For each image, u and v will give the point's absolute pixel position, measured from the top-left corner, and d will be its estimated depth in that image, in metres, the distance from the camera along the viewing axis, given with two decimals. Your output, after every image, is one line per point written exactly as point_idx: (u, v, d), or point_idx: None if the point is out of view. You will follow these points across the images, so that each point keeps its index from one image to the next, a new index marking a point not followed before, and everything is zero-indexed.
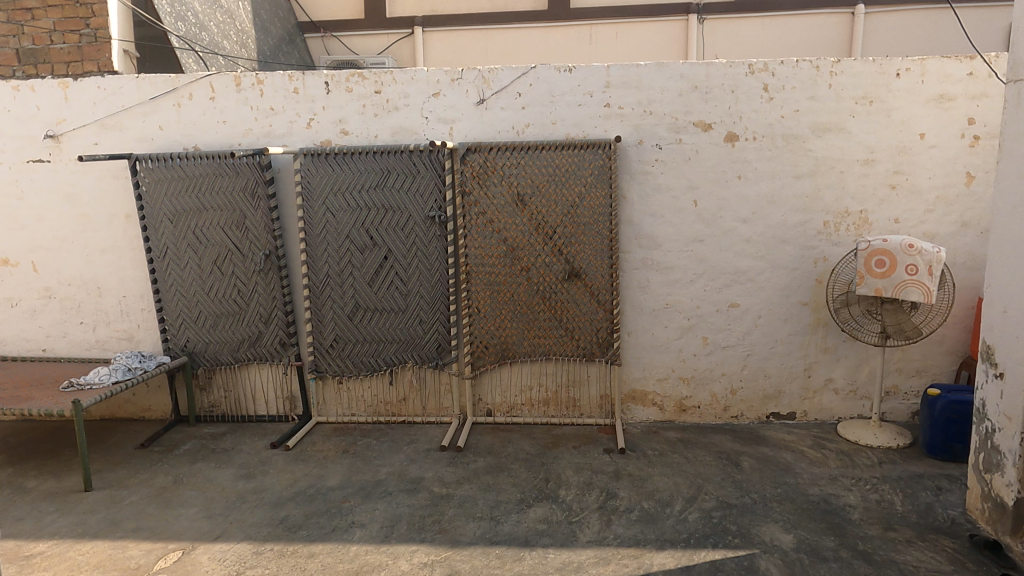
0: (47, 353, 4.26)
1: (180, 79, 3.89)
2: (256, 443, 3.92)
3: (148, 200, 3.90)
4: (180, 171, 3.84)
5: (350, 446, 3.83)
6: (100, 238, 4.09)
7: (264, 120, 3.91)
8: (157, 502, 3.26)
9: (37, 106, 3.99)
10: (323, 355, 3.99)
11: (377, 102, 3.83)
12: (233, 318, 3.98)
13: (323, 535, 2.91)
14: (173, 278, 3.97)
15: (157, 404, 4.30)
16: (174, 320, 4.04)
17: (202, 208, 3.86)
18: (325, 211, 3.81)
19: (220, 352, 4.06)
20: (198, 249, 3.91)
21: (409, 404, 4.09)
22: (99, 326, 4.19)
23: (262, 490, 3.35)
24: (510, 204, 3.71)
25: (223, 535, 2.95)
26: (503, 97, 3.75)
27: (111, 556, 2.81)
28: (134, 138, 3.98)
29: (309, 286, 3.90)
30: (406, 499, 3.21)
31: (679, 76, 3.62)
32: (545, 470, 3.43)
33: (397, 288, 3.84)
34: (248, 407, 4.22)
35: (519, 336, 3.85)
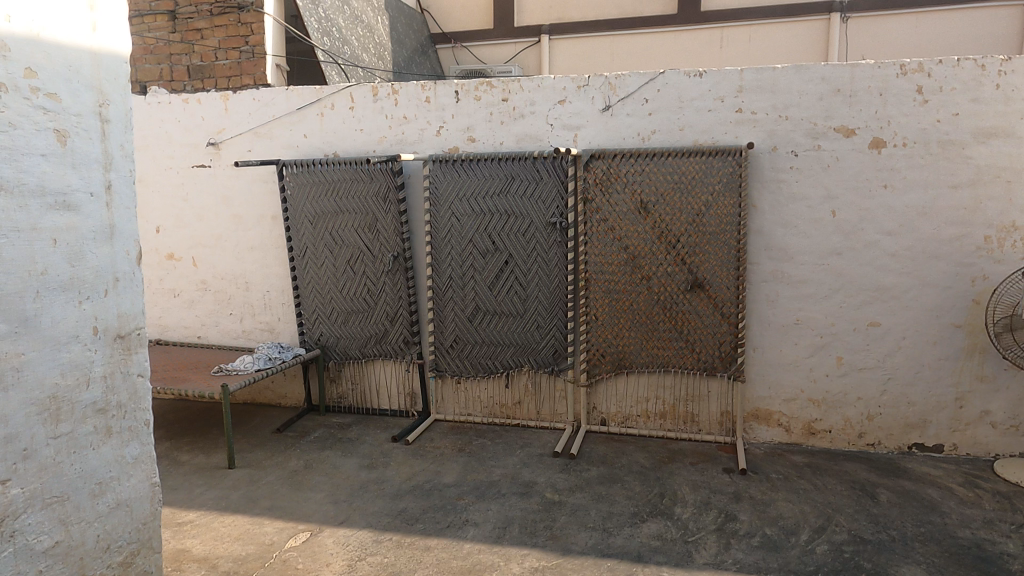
0: (201, 340, 4.69)
1: (324, 90, 4.17)
2: (378, 435, 4.11)
3: (292, 203, 4.21)
4: (321, 176, 4.11)
5: (466, 445, 3.92)
6: (250, 237, 4.46)
7: (398, 128, 4.11)
8: (289, 484, 3.50)
9: (202, 116, 4.42)
10: (444, 355, 4.12)
11: (503, 110, 3.92)
12: (362, 315, 4.20)
13: (438, 530, 3.00)
14: (311, 276, 4.25)
15: (292, 392, 4.62)
16: (310, 315, 4.32)
17: (339, 210, 4.11)
18: (451, 215, 3.94)
19: (349, 347, 4.30)
20: (333, 249, 4.16)
21: (523, 408, 4.12)
22: (245, 317, 4.56)
23: (383, 481, 3.50)
24: (632, 212, 3.65)
25: (347, 521, 3.12)
26: (630, 103, 3.71)
27: (249, 531, 3.05)
28: (282, 146, 4.30)
29: (433, 287, 4.06)
30: (520, 502, 3.24)
31: (819, 79, 3.42)
32: (660, 485, 3.34)
33: (516, 292, 3.89)
34: (372, 400, 4.43)
35: (637, 346, 3.78)
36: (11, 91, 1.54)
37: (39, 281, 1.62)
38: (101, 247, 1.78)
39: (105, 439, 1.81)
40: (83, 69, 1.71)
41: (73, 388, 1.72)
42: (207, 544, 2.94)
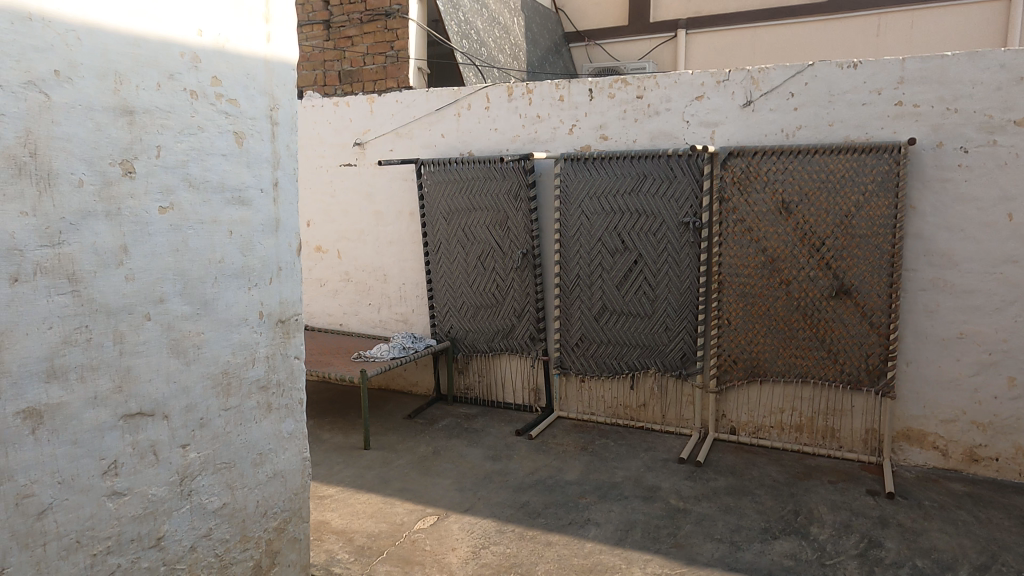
0: (342, 328, 5.02)
1: (462, 91, 4.31)
2: (503, 428, 4.20)
3: (428, 200, 4.39)
4: (456, 174, 4.26)
5: (589, 444, 3.91)
6: (389, 232, 4.71)
7: (531, 127, 4.16)
8: (418, 469, 3.67)
9: (350, 118, 4.71)
10: (569, 352, 4.13)
11: (638, 107, 3.86)
12: (490, 310, 4.31)
13: (560, 527, 3.02)
14: (443, 270, 4.42)
15: (422, 381, 4.82)
16: (442, 307, 4.49)
17: (471, 208, 4.24)
18: (581, 214, 3.94)
19: (477, 340, 4.42)
20: (465, 245, 4.30)
21: (648, 411, 4.05)
22: (382, 307, 4.83)
23: (506, 473, 3.58)
24: (772, 212, 3.47)
25: (472, 508, 3.22)
26: (774, 98, 3.52)
27: (382, 509, 3.23)
28: (421, 145, 4.50)
29: (560, 285, 4.08)
30: (643, 506, 3.18)
31: (997, 67, 3.07)
32: (794, 502, 3.16)
33: (645, 292, 3.82)
34: (497, 393, 4.53)
35: (772, 353, 3.59)
36: (200, 98, 1.73)
37: (218, 269, 1.81)
38: (268, 239, 1.95)
39: (266, 413, 1.99)
40: (258, 76, 1.88)
41: (241, 365, 1.90)
42: (345, 518, 3.15)
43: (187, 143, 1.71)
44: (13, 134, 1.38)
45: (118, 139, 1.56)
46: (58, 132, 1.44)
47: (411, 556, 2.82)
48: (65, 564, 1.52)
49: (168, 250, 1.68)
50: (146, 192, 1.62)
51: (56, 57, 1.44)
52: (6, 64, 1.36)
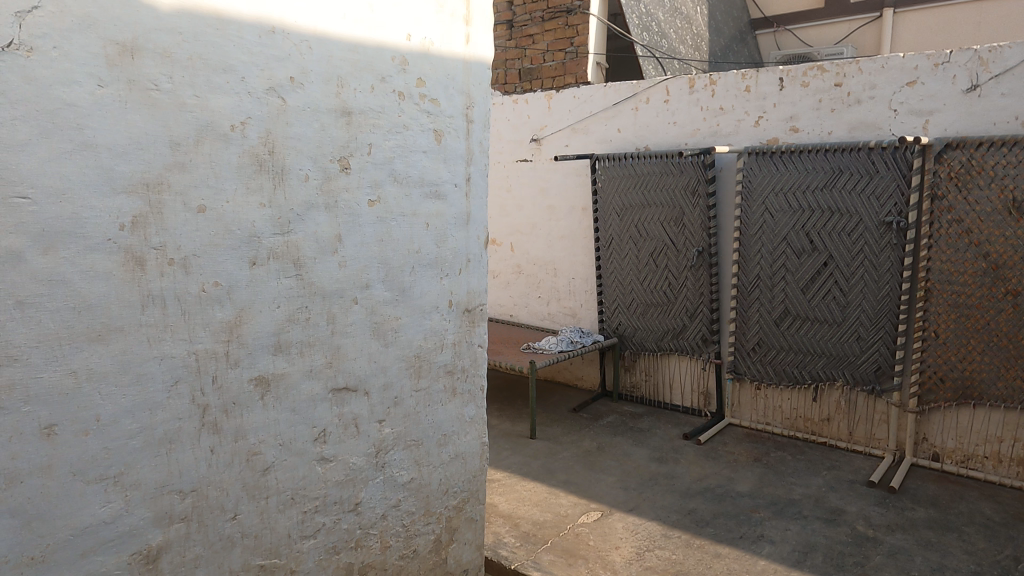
0: (512, 318, 5.17)
1: (641, 84, 4.23)
2: (670, 430, 4.09)
3: (602, 195, 4.37)
4: (632, 169, 4.20)
5: (763, 455, 3.69)
6: (561, 226, 4.76)
7: (713, 119, 3.98)
8: (583, 463, 3.68)
9: (528, 115, 4.81)
10: (744, 357, 3.92)
11: (835, 95, 3.54)
12: (661, 309, 4.21)
13: (730, 539, 2.87)
14: (614, 265, 4.38)
15: (588, 375, 4.83)
16: (611, 303, 4.45)
17: (646, 203, 4.15)
18: (764, 211, 3.70)
19: (646, 338, 4.34)
20: (638, 241, 4.22)
21: (833, 426, 3.72)
22: (552, 301, 4.90)
23: (673, 477, 3.48)
24: (999, 212, 3.03)
25: (637, 509, 3.17)
26: (1007, 80, 3.06)
27: (546, 499, 3.28)
28: (596, 140, 4.49)
29: (738, 286, 3.87)
30: (825, 528, 2.94)
31: None
32: (1013, 547, 2.75)
33: (835, 298, 3.51)
34: (665, 394, 4.42)
35: (991, 373, 3.14)
36: (406, 98, 1.85)
37: (415, 259, 1.93)
38: (459, 232, 2.04)
39: (451, 397, 2.10)
40: (457, 76, 1.97)
41: (431, 350, 2.02)
42: (512, 503, 3.24)
43: (394, 141, 1.84)
44: (256, 134, 1.56)
45: (337, 138, 1.71)
46: (291, 133, 1.62)
47: (575, 549, 2.84)
48: (282, 517, 1.71)
49: (375, 240, 1.82)
50: (359, 186, 1.77)
51: (292, 65, 1.61)
52: (253, 72, 1.54)
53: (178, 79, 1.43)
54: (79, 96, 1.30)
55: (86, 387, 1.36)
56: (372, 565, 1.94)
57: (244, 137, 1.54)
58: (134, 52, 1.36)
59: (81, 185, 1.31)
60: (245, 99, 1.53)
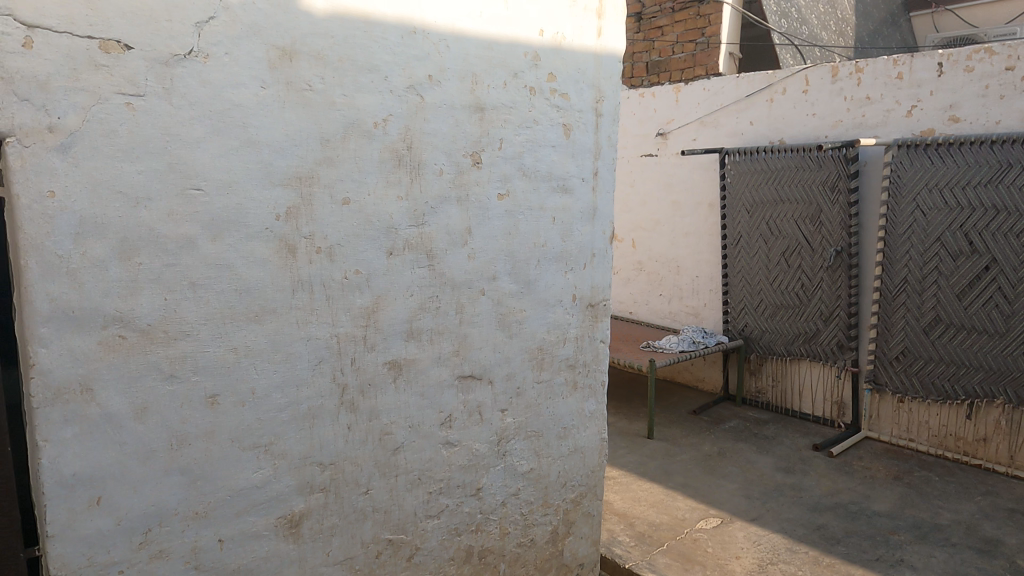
0: (632, 316, 5.10)
1: (778, 74, 4.02)
2: (798, 439, 3.87)
3: (731, 190, 4.20)
4: (764, 164, 4.00)
5: (905, 474, 3.40)
6: (685, 223, 4.63)
7: (858, 110, 3.71)
8: (702, 467, 3.57)
9: (655, 108, 4.71)
10: (885, 367, 3.63)
11: (1005, 80, 3.18)
12: (792, 311, 3.98)
13: (864, 561, 2.68)
14: (741, 264, 4.20)
15: (710, 377, 4.67)
16: (737, 304, 4.28)
17: (779, 200, 3.94)
18: (914, 209, 3.40)
19: (774, 342, 4.13)
20: (769, 240, 4.02)
21: (989, 448, 3.36)
22: (673, 299, 4.78)
23: (800, 489, 3.29)
24: None
25: (760, 519, 3.03)
26: None
27: (663, 501, 3.21)
28: (726, 134, 4.31)
29: (880, 289, 3.58)
30: (978, 559, 2.66)
31: None
32: None
33: (997, 306, 3.16)
34: (793, 401, 4.18)
35: None
36: (537, 94, 1.87)
37: (541, 252, 1.95)
38: (585, 226, 2.04)
39: (571, 391, 2.10)
40: (588, 70, 1.97)
41: (554, 343, 2.03)
42: (627, 502, 3.21)
43: (524, 136, 1.86)
44: (397, 130, 1.64)
45: (470, 134, 1.76)
46: (427, 128, 1.69)
47: (692, 554, 2.76)
48: (409, 495, 1.80)
49: (503, 233, 1.86)
50: (489, 180, 1.81)
51: (430, 63, 1.67)
52: (395, 72, 1.62)
53: (329, 79, 1.53)
54: (244, 97, 1.42)
55: (244, 362, 1.49)
56: (491, 550, 1.99)
57: (386, 133, 1.63)
58: (292, 56, 1.47)
59: (244, 178, 1.44)
60: (387, 97, 1.62)
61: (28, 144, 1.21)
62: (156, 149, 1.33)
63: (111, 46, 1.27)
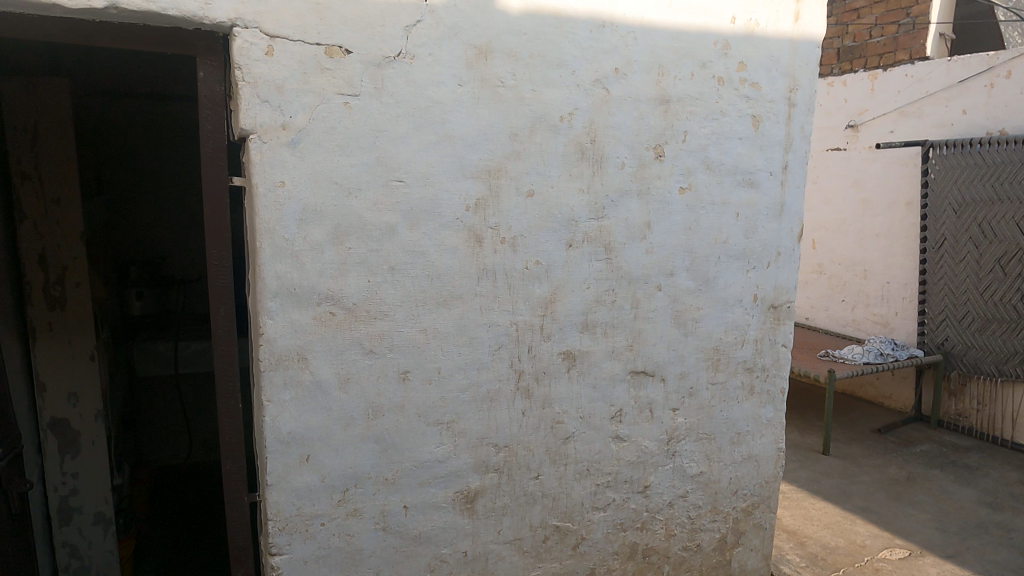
0: (808, 322, 4.78)
1: (999, 56, 3.49)
2: (1008, 472, 3.39)
3: (933, 187, 3.77)
4: (978, 158, 3.53)
5: None
6: (876, 223, 4.23)
7: None
8: (887, 492, 3.25)
9: (845, 99, 4.37)
10: None
11: None
12: (1008, 327, 3.47)
13: None
14: (943, 270, 3.76)
15: (899, 394, 4.24)
16: (935, 314, 3.83)
17: (995, 199, 3.46)
18: None
19: (982, 359, 3.64)
20: (980, 244, 3.55)
21: None
22: (858, 306, 4.40)
23: (1010, 529, 2.88)
24: None
25: (957, 557, 2.69)
26: None
27: (839, 523, 2.97)
28: (931, 124, 3.86)
29: None
30: None
31: None
32: None
33: None
34: (1003, 429, 3.65)
35: None
36: (726, 84, 1.80)
37: (721, 249, 1.88)
38: (771, 223, 1.93)
39: (747, 396, 2.01)
40: (782, 58, 1.86)
41: (732, 344, 1.95)
42: (797, 520, 3.00)
43: (710, 128, 1.80)
44: (581, 124, 1.66)
45: (655, 126, 1.74)
46: (611, 122, 1.69)
47: None
48: (577, 485, 1.82)
49: (683, 228, 1.82)
50: (671, 173, 1.78)
51: (618, 56, 1.67)
52: (583, 65, 1.64)
53: (520, 75, 1.58)
54: (444, 94, 1.51)
55: (432, 343, 1.60)
56: (655, 549, 1.96)
57: (571, 127, 1.65)
58: (487, 54, 1.54)
59: (440, 171, 1.54)
60: (574, 91, 1.64)
61: (266, 140, 1.38)
62: (367, 144, 1.46)
63: (334, 51, 1.41)
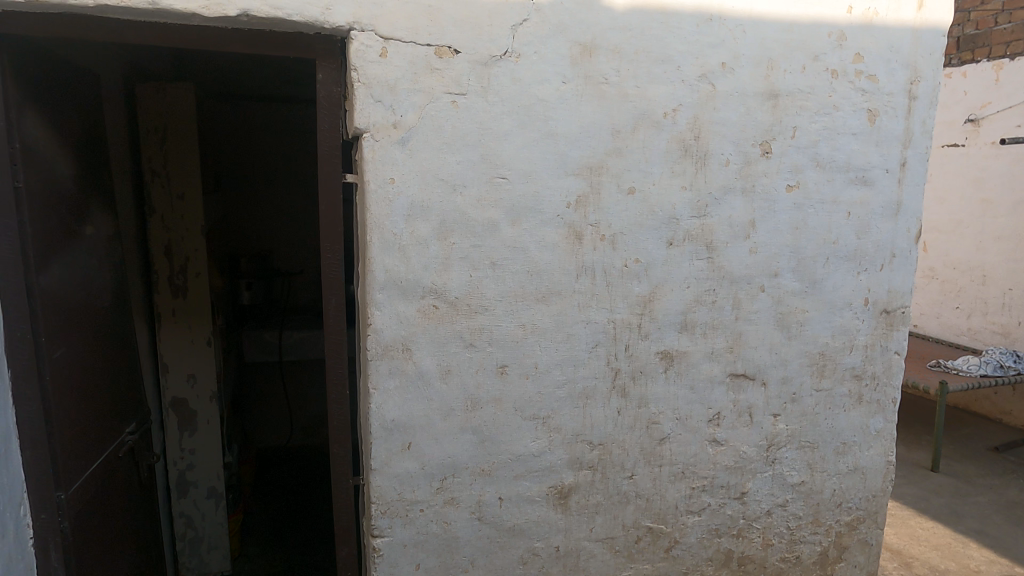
0: (917, 330, 4.50)
1: None
2: None
3: None
4: None
5: None
6: (998, 225, 3.92)
7: None
8: (1006, 515, 3.00)
9: (965, 91, 4.08)
10: None
11: None
12: None
13: None
14: None
15: (1021, 411, 3.91)
16: None
17: None
18: None
19: None
20: None
21: None
22: (975, 313, 4.10)
23: None
24: None
25: None
26: None
27: (951, 546, 2.77)
28: None
29: None
30: None
31: None
32: None
33: None
34: None
35: None
36: (839, 77, 1.72)
37: (830, 249, 1.80)
38: (885, 223, 1.83)
39: (855, 405, 1.91)
40: (903, 48, 1.76)
41: (839, 350, 1.86)
42: (903, 539, 2.83)
43: (821, 123, 1.73)
44: (685, 120, 1.63)
45: (762, 122, 1.68)
46: (716, 118, 1.65)
47: None
48: (672, 487, 1.80)
49: (789, 227, 1.75)
50: (778, 170, 1.72)
51: (725, 51, 1.63)
52: (688, 61, 1.61)
53: (624, 72, 1.57)
54: (548, 92, 1.53)
55: (530, 338, 1.62)
56: (751, 558, 1.91)
57: (675, 123, 1.62)
58: (592, 51, 1.54)
59: (542, 168, 1.55)
60: (678, 87, 1.61)
61: (379, 138, 1.44)
62: (472, 141, 1.50)
63: (444, 51, 1.45)
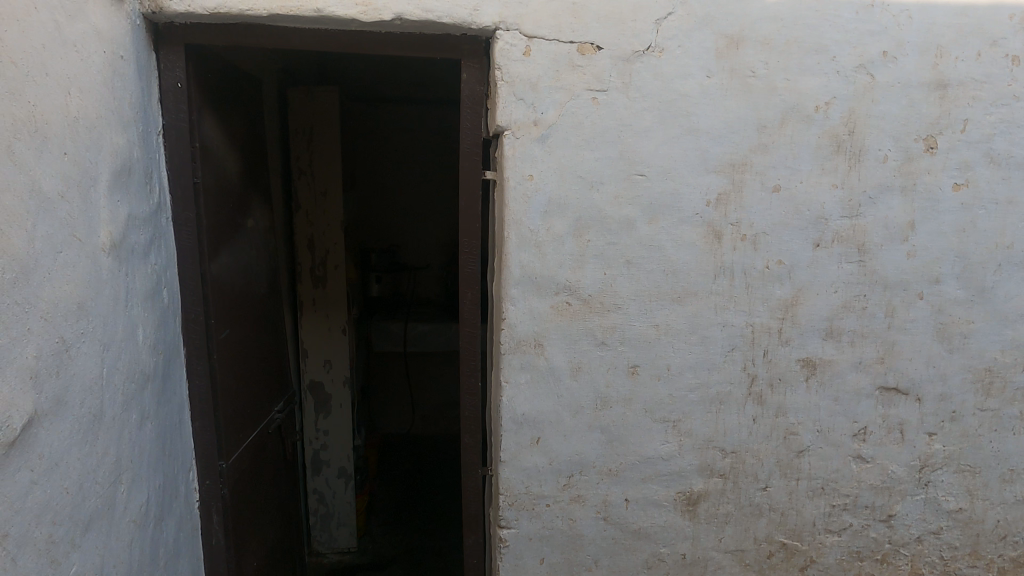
0: None
1: None
2: None
3: None
4: None
5: None
6: None
7: None
8: None
9: None
10: None
11: None
12: None
13: None
14: None
15: None
16: None
17: None
18: None
19: None
20: None
21: None
22: None
23: None
24: None
25: None
26: None
27: None
28: None
29: None
30: None
31: None
32: None
33: None
34: None
35: None
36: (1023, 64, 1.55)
37: (1004, 255, 1.62)
38: None
39: None
40: None
41: (1010, 367, 1.68)
42: None
43: (997, 115, 1.56)
44: (839, 114, 1.53)
45: (927, 115, 1.55)
46: (874, 111, 1.54)
47: None
48: (810, 503, 1.70)
49: (954, 230, 1.60)
50: (944, 167, 1.57)
51: (887, 38, 1.51)
52: (845, 51, 1.51)
53: (773, 64, 1.50)
54: (691, 87, 1.48)
55: (664, 339, 1.58)
56: None
57: (827, 118, 1.53)
58: (739, 43, 1.48)
59: (683, 165, 1.51)
60: (833, 78, 1.51)
61: (519, 136, 1.46)
62: (611, 138, 1.48)
63: (586, 48, 1.45)
